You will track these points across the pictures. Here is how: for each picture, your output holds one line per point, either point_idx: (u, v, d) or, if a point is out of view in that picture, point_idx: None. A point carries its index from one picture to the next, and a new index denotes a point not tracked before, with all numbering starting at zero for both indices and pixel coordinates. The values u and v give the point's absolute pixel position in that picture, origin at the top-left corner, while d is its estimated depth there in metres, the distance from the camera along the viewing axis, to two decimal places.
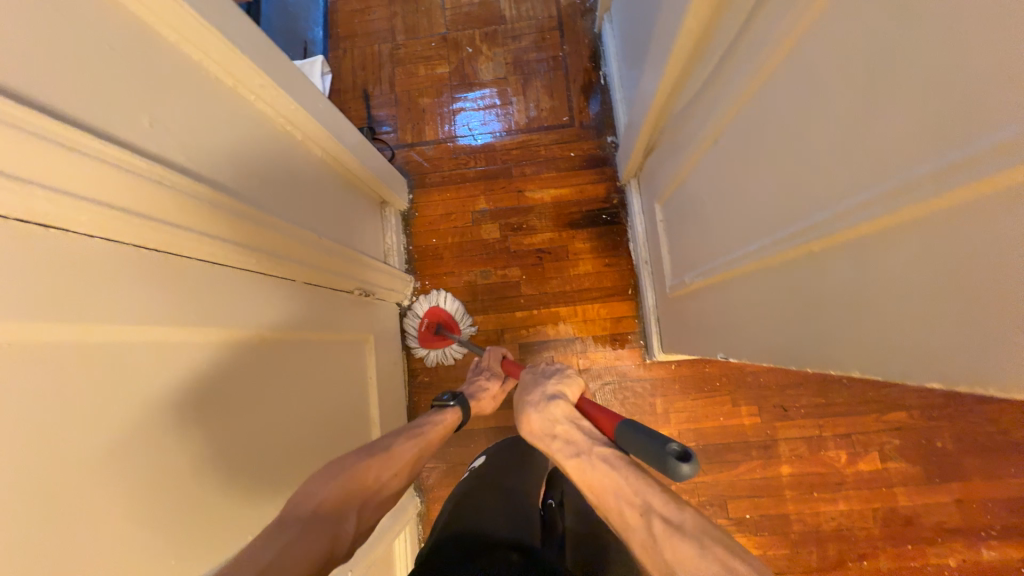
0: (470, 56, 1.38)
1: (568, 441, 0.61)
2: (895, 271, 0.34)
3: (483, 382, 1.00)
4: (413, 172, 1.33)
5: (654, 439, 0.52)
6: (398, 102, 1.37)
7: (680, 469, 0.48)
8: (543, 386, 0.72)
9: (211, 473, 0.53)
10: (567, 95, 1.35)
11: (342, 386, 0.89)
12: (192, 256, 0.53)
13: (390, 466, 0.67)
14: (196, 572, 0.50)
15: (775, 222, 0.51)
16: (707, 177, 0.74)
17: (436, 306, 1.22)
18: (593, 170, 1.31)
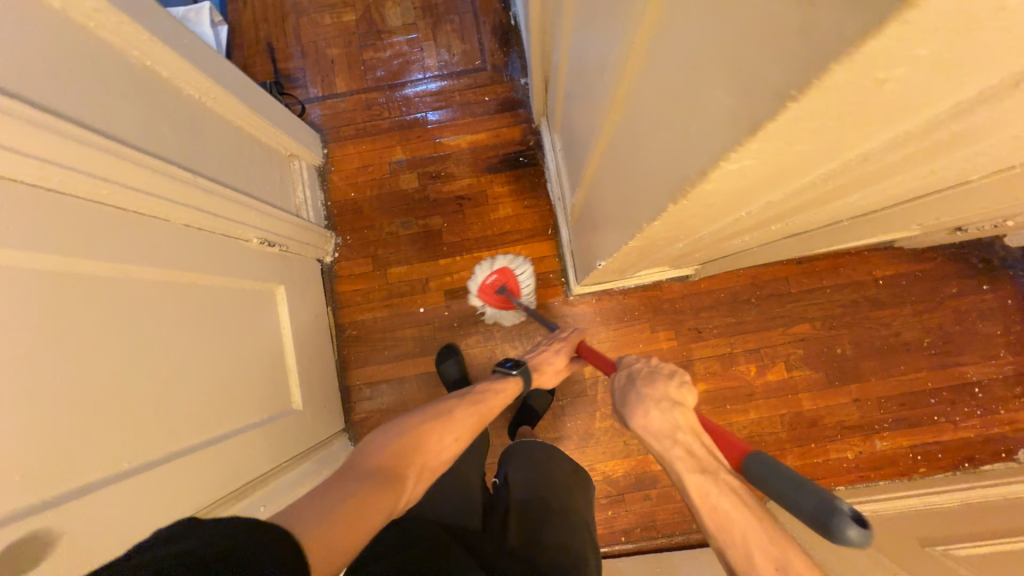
0: (377, 2, 1.34)
1: (690, 451, 0.55)
2: (639, 115, 0.37)
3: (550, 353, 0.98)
4: (327, 127, 1.32)
5: (812, 492, 0.44)
6: (305, 54, 1.33)
7: (848, 538, 0.39)
8: (665, 385, 0.65)
9: (73, 393, 0.56)
10: (478, 38, 1.32)
11: (250, 333, 0.92)
12: (26, 180, 0.54)
13: (450, 433, 0.71)
14: (61, 477, 0.53)
15: (596, 110, 0.53)
16: (572, 95, 0.75)
17: (506, 268, 1.22)
18: (508, 113, 1.30)
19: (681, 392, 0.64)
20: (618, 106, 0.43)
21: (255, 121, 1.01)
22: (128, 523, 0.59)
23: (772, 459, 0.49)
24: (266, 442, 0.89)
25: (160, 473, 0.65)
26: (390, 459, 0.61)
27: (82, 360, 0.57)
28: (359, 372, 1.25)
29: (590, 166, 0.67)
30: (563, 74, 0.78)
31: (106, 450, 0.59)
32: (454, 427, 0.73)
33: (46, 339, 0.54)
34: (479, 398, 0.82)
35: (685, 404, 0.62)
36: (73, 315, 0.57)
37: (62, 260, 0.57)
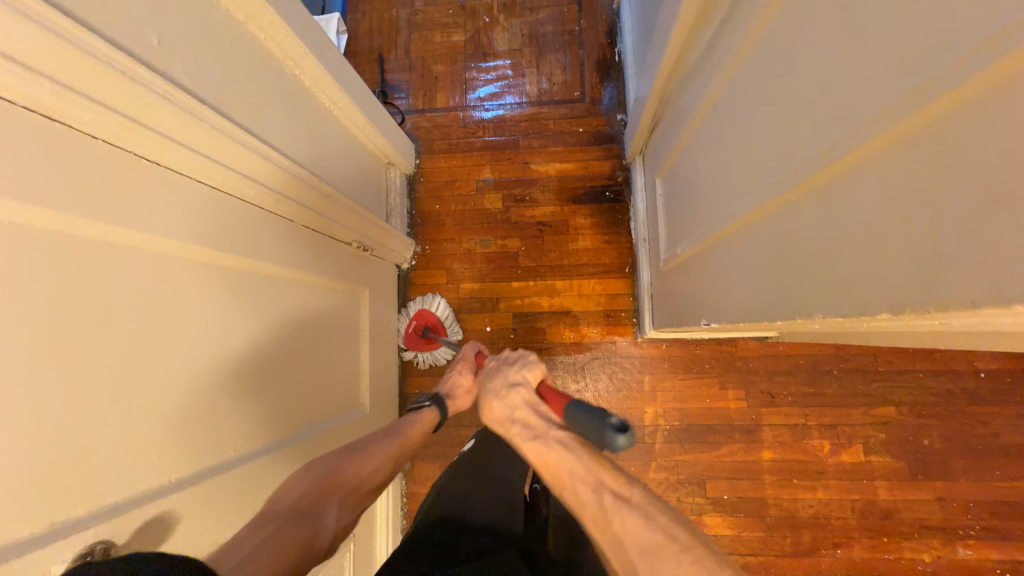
0: (487, 26, 1.38)
1: (525, 425, 0.55)
2: (875, 209, 0.36)
3: (458, 376, 0.91)
4: (422, 139, 1.37)
5: (593, 415, 0.49)
6: (412, 68, 1.39)
7: (616, 442, 0.46)
8: (504, 368, 0.63)
9: (204, 377, 0.58)
10: (580, 71, 1.34)
11: (334, 332, 0.95)
12: (192, 176, 0.58)
13: (369, 462, 0.66)
14: (184, 464, 0.55)
15: (766, 178, 0.52)
16: (702, 149, 0.74)
17: (425, 309, 1.24)
18: (600, 146, 1.31)
19: (523, 371, 0.62)
20: (824, 189, 0.42)
21: (368, 129, 1.06)
22: (228, 510, 0.62)
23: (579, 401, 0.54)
24: (336, 442, 0.91)
25: (257, 464, 0.67)
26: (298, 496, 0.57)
27: (206, 352, 0.59)
28: (418, 381, 1.26)
29: (722, 226, 0.66)
30: (692, 126, 0.77)
31: (218, 439, 0.61)
32: (372, 454, 0.68)
33: (188, 323, 0.56)
34: (401, 425, 0.76)
35: (525, 382, 0.61)
36: (211, 303, 0.61)
37: (205, 253, 0.60)
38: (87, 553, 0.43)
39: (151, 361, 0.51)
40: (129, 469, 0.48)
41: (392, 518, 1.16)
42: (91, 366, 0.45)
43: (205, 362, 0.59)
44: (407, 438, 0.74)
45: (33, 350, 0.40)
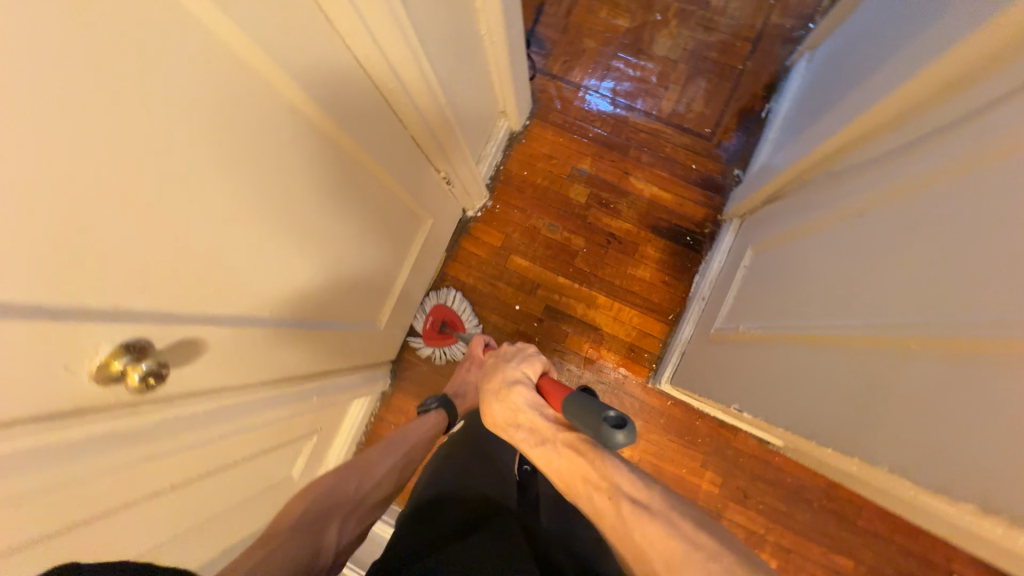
0: (655, 24, 1.33)
1: (530, 428, 0.55)
2: (943, 394, 0.38)
3: (466, 375, 1.02)
4: (541, 103, 1.34)
5: (591, 410, 0.49)
6: (564, 30, 1.35)
7: (617, 441, 0.46)
8: (502, 371, 0.65)
9: (273, 237, 0.58)
10: (721, 110, 1.29)
11: (390, 246, 0.94)
12: (347, 45, 0.57)
13: (372, 478, 0.70)
14: (226, 309, 0.56)
15: (891, 310, 0.48)
16: (819, 248, 0.70)
17: (443, 304, 1.26)
18: (703, 191, 1.27)
19: (519, 372, 0.65)
20: (955, 354, 0.38)
21: (503, 73, 1.04)
22: (241, 359, 0.64)
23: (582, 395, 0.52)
24: (345, 343, 0.93)
25: (282, 334, 0.70)
26: (313, 510, 0.59)
27: (289, 222, 0.59)
28: None
29: (801, 330, 0.63)
30: (821, 220, 0.73)
31: (263, 302, 0.62)
32: (375, 469, 0.72)
33: (284, 185, 0.55)
34: (401, 440, 0.80)
35: (524, 380, 0.63)
36: (312, 173, 0.59)
37: (331, 132, 0.59)
38: (126, 348, 0.44)
39: (244, 203, 0.50)
40: (188, 296, 0.49)
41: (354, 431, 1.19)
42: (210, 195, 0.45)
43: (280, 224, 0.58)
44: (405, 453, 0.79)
45: (184, 162, 0.41)
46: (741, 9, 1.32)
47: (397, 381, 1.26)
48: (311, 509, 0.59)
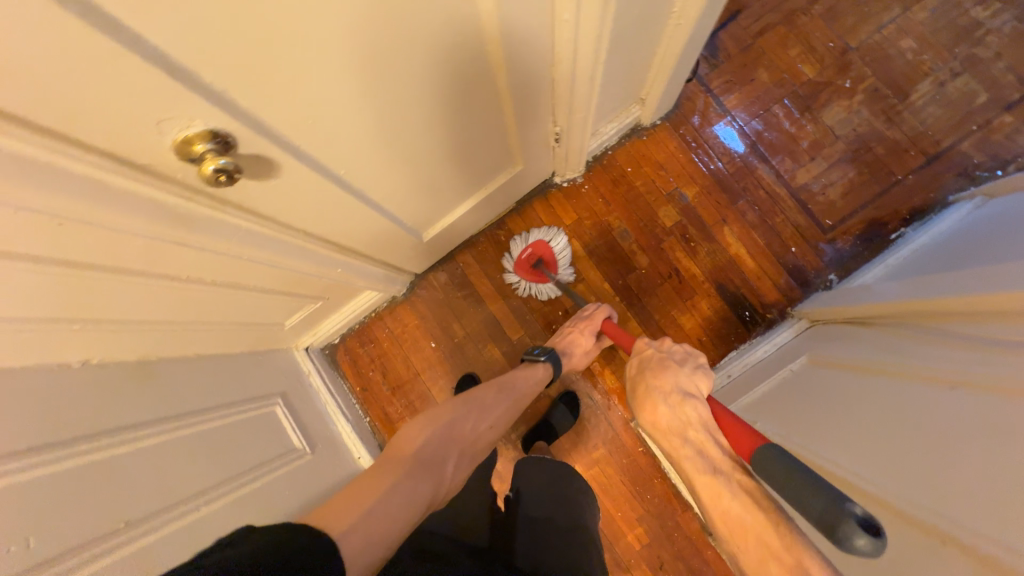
0: (840, 89, 1.20)
1: (701, 451, 0.64)
2: None
3: (578, 337, 1.02)
4: (682, 110, 1.25)
5: (826, 495, 0.46)
6: (746, 49, 1.23)
7: (857, 544, 0.42)
8: (675, 377, 0.75)
9: (381, 100, 0.56)
10: (854, 209, 1.17)
11: (471, 168, 0.91)
12: None
13: (484, 420, 0.76)
14: (307, 148, 0.55)
15: (952, 508, 0.49)
16: (889, 402, 0.68)
17: (541, 241, 1.20)
18: (787, 277, 1.18)
19: (693, 383, 0.73)
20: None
21: (666, 63, 0.96)
22: (295, 203, 0.63)
23: (780, 450, 0.53)
24: (388, 237, 0.93)
25: (342, 199, 0.69)
26: (433, 441, 0.65)
27: (400, 93, 0.57)
28: (469, 259, 1.27)
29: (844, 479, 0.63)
30: (902, 372, 0.71)
31: (341, 158, 0.61)
32: (490, 411, 0.78)
33: (416, 52, 0.52)
34: (512, 387, 0.85)
35: (697, 395, 0.71)
36: (446, 55, 0.56)
37: (480, 22, 0.55)
38: (213, 137, 0.42)
39: (377, 47, 0.48)
40: (283, 115, 0.48)
41: (353, 316, 1.21)
42: (346, 21, 0.43)
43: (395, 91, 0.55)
44: (517, 394, 0.86)
45: None
46: (936, 119, 1.17)
47: (412, 293, 1.27)
48: (433, 440, 0.66)
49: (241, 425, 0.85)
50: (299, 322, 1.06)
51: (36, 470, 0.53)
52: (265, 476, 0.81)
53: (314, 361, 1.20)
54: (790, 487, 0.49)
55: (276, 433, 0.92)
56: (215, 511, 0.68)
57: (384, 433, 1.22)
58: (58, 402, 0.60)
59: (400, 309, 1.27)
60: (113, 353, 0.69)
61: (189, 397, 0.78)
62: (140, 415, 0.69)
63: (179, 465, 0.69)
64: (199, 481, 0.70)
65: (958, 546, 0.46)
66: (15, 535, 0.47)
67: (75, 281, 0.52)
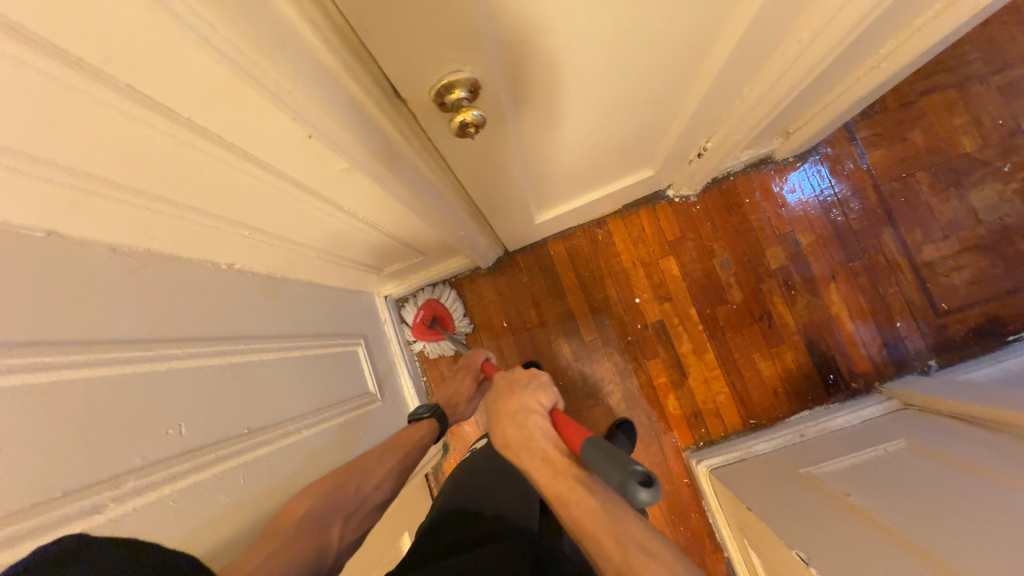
0: (998, 171, 1.11)
1: (544, 458, 0.62)
2: None
3: (460, 382, 0.97)
4: (820, 152, 1.18)
5: (614, 463, 0.52)
6: (904, 106, 1.16)
7: (637, 497, 0.49)
8: (518, 396, 0.70)
9: (592, 58, 0.53)
10: (975, 299, 1.10)
11: (612, 163, 0.89)
12: None
13: (368, 480, 0.70)
14: (511, 99, 0.54)
15: None
16: (998, 511, 0.63)
17: (433, 299, 1.21)
18: (883, 350, 1.13)
19: (536, 397, 0.69)
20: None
21: (834, 108, 0.91)
22: (473, 158, 0.63)
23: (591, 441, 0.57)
24: (509, 211, 0.91)
25: (505, 161, 0.67)
26: (314, 511, 0.60)
27: (612, 61, 0.55)
28: (560, 250, 1.24)
29: (930, 552, 0.61)
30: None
31: (528, 117, 0.60)
32: (375, 473, 0.71)
33: (651, 21, 0.50)
34: (400, 445, 0.77)
35: (541, 410, 0.67)
36: (670, 34, 0.54)
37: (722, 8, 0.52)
38: (471, 85, 0.44)
39: (625, 6, 0.46)
40: (517, 58, 0.47)
41: (435, 278, 1.21)
42: None
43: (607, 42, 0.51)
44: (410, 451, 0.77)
45: None
46: None
47: (494, 270, 1.25)
48: (320, 503, 0.61)
49: (333, 361, 0.86)
50: (393, 272, 1.06)
51: (194, 360, 0.55)
52: (347, 416, 0.83)
53: (389, 311, 1.20)
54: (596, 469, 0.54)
55: (356, 376, 0.93)
56: (310, 438, 0.70)
57: (436, 396, 1.23)
58: (209, 302, 0.61)
59: (479, 282, 1.26)
60: (251, 263, 0.69)
61: (298, 322, 0.79)
62: (264, 330, 0.70)
63: (288, 387, 0.70)
64: (300, 406, 0.71)
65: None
66: (172, 417, 0.49)
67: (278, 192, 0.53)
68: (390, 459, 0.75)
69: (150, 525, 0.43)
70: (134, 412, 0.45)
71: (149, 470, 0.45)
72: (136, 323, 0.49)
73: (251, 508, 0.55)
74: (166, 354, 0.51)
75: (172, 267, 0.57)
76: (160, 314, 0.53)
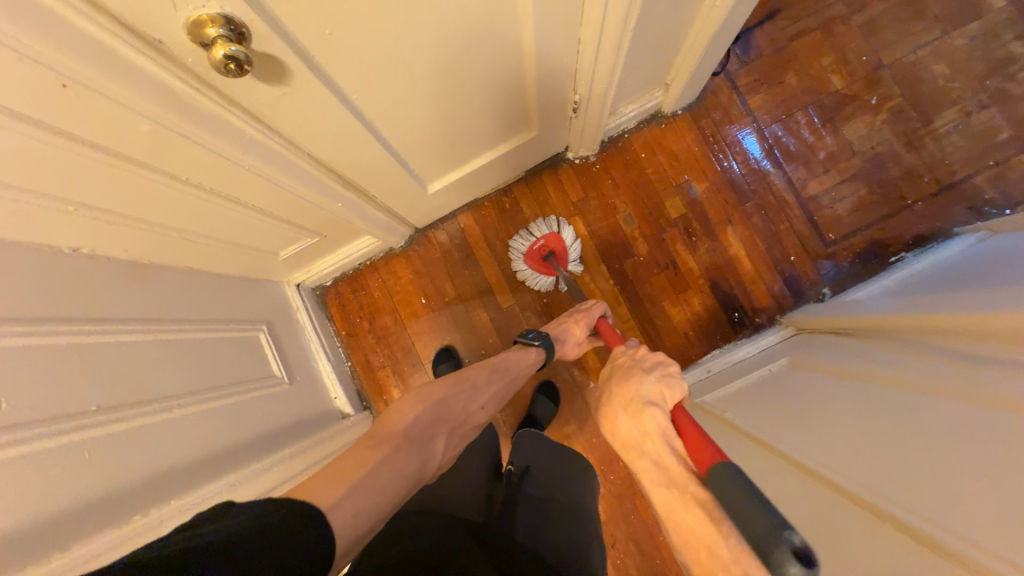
0: (865, 105, 1.19)
1: (658, 463, 0.56)
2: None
3: (571, 328, 0.96)
4: (707, 102, 1.24)
5: (770, 520, 0.41)
6: (777, 52, 1.22)
7: (787, 571, 0.38)
8: (638, 385, 0.67)
9: (403, 20, 0.54)
10: (858, 228, 1.17)
11: (485, 125, 0.91)
12: None
13: (474, 401, 0.73)
14: (326, 63, 0.55)
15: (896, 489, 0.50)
16: (837, 405, 0.68)
17: (551, 232, 1.19)
18: (782, 285, 1.19)
19: (658, 391, 0.65)
20: (930, 553, 0.41)
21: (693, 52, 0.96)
22: (316, 128, 0.64)
23: (737, 471, 0.46)
24: (395, 182, 0.93)
25: (354, 129, 0.68)
26: (419, 421, 0.62)
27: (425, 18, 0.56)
28: (472, 222, 1.26)
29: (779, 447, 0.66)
30: None
31: (358, 81, 0.60)
32: (478, 392, 0.75)
33: None
34: (505, 369, 0.81)
35: (661, 404, 0.62)
36: None
37: None
38: (227, 23, 0.42)
39: None
40: (312, 22, 0.48)
41: (348, 262, 1.21)
42: None
43: (408, 11, 0.53)
44: (508, 374, 0.82)
45: None
46: (954, 149, 1.16)
47: (409, 248, 1.27)
48: (423, 418, 0.63)
49: (223, 346, 0.86)
50: (292, 257, 1.05)
51: (26, 339, 0.54)
52: (240, 398, 0.83)
53: (303, 299, 1.20)
54: (734, 518, 0.43)
55: (255, 361, 0.93)
56: (186, 416, 0.70)
57: (363, 379, 1.24)
58: (50, 285, 0.60)
59: (396, 262, 1.26)
60: (103, 248, 0.68)
61: (176, 307, 0.79)
62: (124, 313, 0.69)
63: (159, 367, 0.70)
64: (175, 387, 0.71)
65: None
66: None
67: (82, 163, 0.52)
68: (496, 380, 0.78)
69: None
70: None
71: None
72: None
73: (99, 482, 0.55)
74: None
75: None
76: None
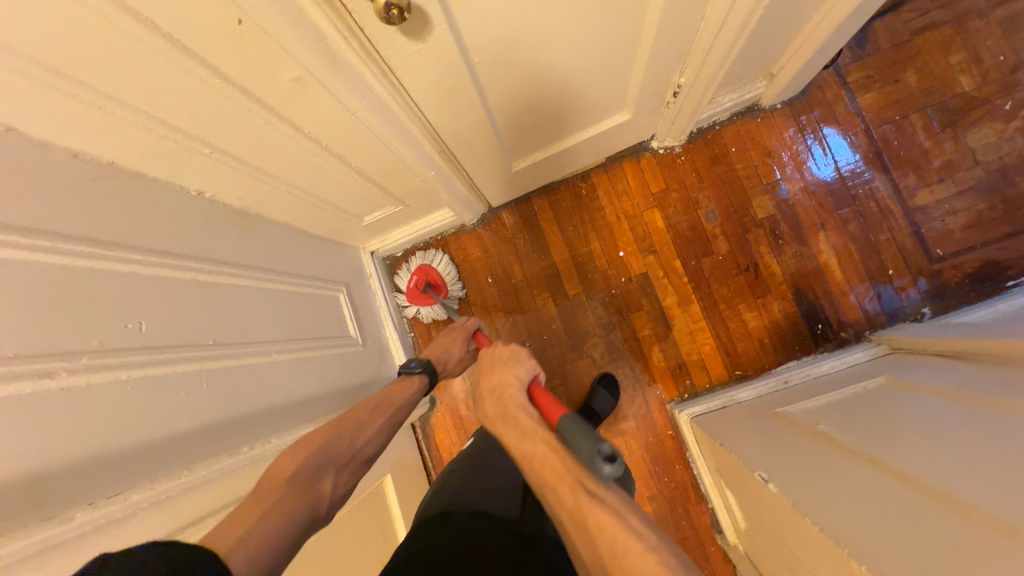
0: (996, 111, 1.07)
1: (517, 426, 0.58)
2: None
3: (449, 345, 0.92)
4: (811, 97, 1.15)
5: (590, 437, 0.50)
6: (898, 47, 1.12)
7: (603, 472, 0.47)
8: (496, 369, 0.67)
9: None
10: (970, 245, 1.07)
11: (583, 104, 0.89)
12: None
13: (361, 434, 0.68)
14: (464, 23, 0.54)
15: None
16: (957, 427, 0.62)
17: (425, 264, 1.21)
18: (874, 300, 1.10)
19: (513, 371, 0.66)
20: None
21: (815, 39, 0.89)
22: (434, 90, 0.64)
23: (576, 417, 0.53)
24: (485, 156, 0.92)
25: (469, 94, 0.68)
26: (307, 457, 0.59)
27: None
28: (545, 206, 1.24)
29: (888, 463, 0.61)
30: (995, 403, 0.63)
31: (486, 45, 0.60)
32: (366, 428, 0.70)
33: None
34: (392, 400, 0.76)
35: (519, 383, 0.64)
36: None
37: None
38: None
39: None
40: None
41: (420, 235, 1.22)
42: None
43: None
44: (394, 409, 0.75)
45: None
46: None
47: (479, 226, 1.26)
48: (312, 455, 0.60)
49: (310, 300, 0.89)
50: (374, 223, 1.08)
51: (157, 266, 0.58)
52: (323, 352, 0.86)
53: (375, 266, 1.22)
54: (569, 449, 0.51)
55: (335, 319, 0.96)
56: (280, 361, 0.73)
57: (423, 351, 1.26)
58: (176, 222, 0.64)
59: (465, 239, 1.27)
60: (222, 194, 0.71)
61: (273, 259, 0.82)
62: (233, 257, 0.73)
63: (259, 312, 0.73)
64: (272, 333, 0.74)
65: (994, 523, 0.44)
66: (132, 313, 0.52)
67: (226, 106, 0.55)
68: (382, 418, 0.72)
69: (98, 400, 0.46)
70: (90, 302, 0.49)
71: (105, 352, 0.48)
72: (103, 226, 0.53)
73: (215, 408, 0.59)
74: (125, 257, 0.54)
75: (135, 183, 0.59)
76: (124, 220, 0.56)
